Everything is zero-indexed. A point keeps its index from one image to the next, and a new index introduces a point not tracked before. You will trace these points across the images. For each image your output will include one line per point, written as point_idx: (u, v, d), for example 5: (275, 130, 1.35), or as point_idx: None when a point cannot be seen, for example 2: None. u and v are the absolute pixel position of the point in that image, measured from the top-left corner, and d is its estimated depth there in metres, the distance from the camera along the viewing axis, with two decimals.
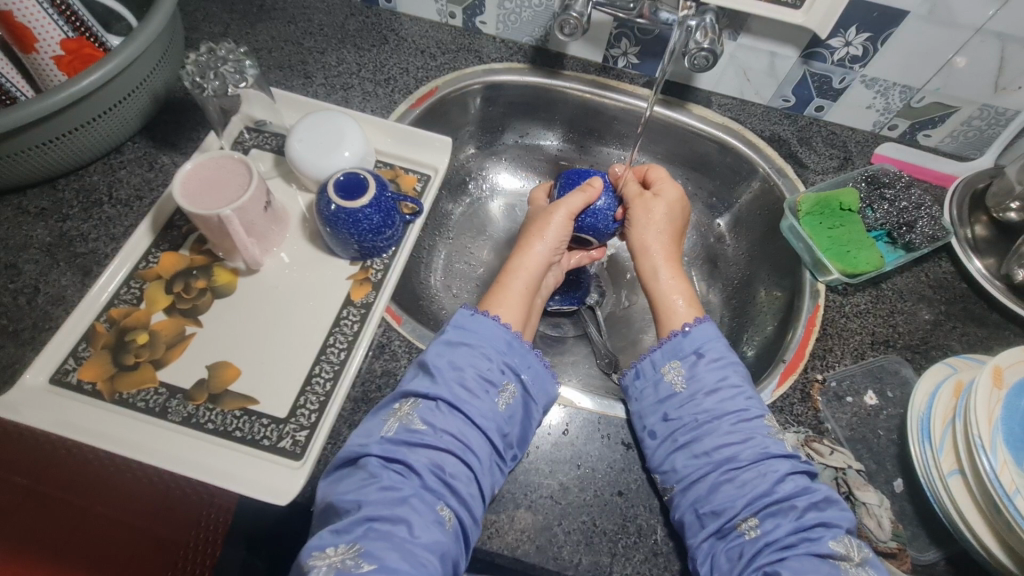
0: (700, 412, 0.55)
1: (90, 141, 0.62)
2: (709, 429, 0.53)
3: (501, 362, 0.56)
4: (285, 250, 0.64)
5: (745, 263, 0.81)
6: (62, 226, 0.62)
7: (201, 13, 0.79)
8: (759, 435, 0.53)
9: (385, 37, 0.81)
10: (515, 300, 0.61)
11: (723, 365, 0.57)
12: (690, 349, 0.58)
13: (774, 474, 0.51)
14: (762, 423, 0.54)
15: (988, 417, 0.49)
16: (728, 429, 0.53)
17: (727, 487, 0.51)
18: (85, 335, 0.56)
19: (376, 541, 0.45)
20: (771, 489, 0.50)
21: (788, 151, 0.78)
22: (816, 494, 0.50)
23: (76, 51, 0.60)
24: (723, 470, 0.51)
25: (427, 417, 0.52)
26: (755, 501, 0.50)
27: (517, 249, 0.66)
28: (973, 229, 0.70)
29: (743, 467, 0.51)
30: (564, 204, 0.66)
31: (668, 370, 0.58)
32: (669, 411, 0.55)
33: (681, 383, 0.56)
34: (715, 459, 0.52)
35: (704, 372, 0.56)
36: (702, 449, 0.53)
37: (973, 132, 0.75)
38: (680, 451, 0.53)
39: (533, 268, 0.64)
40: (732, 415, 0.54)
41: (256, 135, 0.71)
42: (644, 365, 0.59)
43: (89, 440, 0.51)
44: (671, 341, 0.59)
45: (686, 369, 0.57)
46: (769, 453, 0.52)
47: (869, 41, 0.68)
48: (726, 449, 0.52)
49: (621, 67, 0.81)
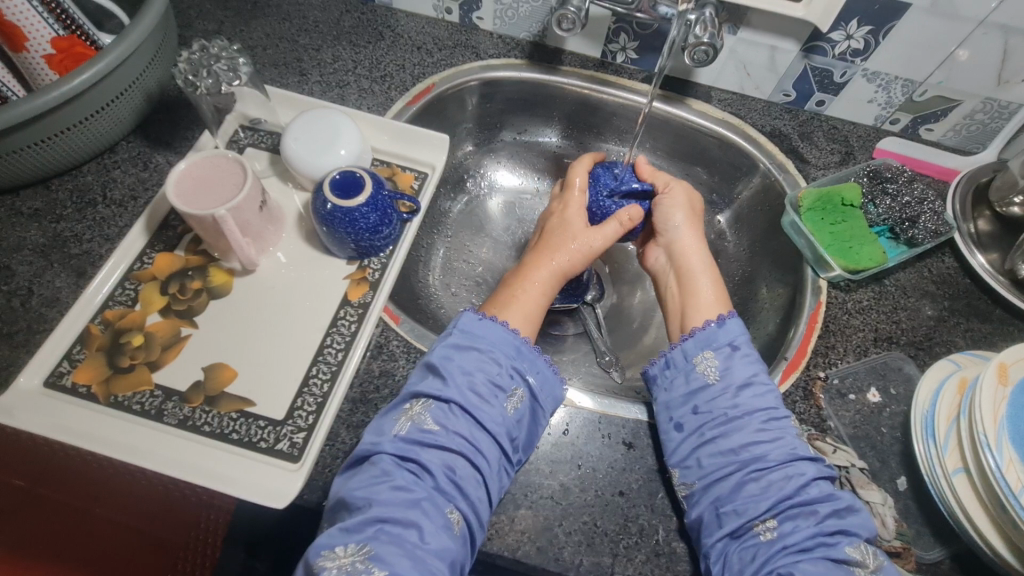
0: (731, 407, 0.54)
1: (84, 140, 0.62)
2: (738, 425, 0.53)
3: (509, 367, 0.55)
4: (281, 249, 0.63)
5: (747, 259, 0.81)
6: (55, 227, 0.61)
7: (195, 11, 0.78)
8: (788, 436, 0.52)
9: (381, 33, 0.80)
10: (527, 310, 0.60)
11: (752, 362, 0.56)
12: (724, 342, 0.57)
13: (800, 477, 0.50)
14: (790, 425, 0.54)
15: (993, 413, 0.48)
16: (758, 427, 0.52)
17: (752, 486, 0.50)
18: (79, 336, 0.55)
19: (387, 545, 0.45)
20: (794, 492, 0.49)
21: (789, 147, 0.77)
22: (839, 501, 0.49)
23: (67, 49, 0.59)
24: (748, 469, 0.51)
25: (439, 418, 0.51)
26: (778, 503, 0.49)
27: (537, 258, 0.65)
28: (976, 223, 0.69)
29: (768, 468, 0.51)
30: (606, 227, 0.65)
31: (701, 362, 0.57)
32: (699, 403, 0.55)
33: (714, 375, 0.56)
34: (740, 457, 0.51)
35: (736, 367, 0.56)
36: (728, 447, 0.52)
37: (976, 126, 0.74)
38: (706, 446, 0.52)
39: (558, 277, 0.64)
40: (762, 413, 0.53)
41: (251, 134, 0.70)
42: (675, 356, 0.58)
43: (85, 444, 0.51)
44: (704, 332, 0.58)
45: (720, 361, 0.56)
46: (796, 455, 0.51)
47: (870, 35, 0.67)
48: (754, 448, 0.52)
49: (620, 63, 0.80)
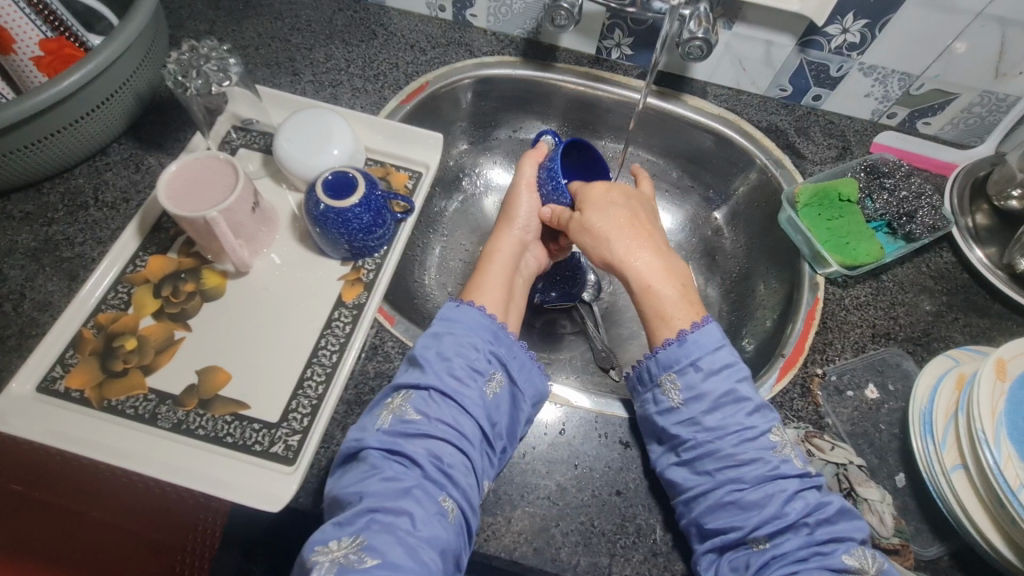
0: (700, 431, 0.51)
1: (75, 143, 0.61)
2: (710, 450, 0.51)
3: (487, 351, 0.54)
4: (275, 250, 0.63)
5: (743, 256, 0.80)
6: (47, 230, 0.61)
7: (187, 11, 0.78)
8: (766, 454, 0.50)
9: (374, 31, 0.79)
10: (491, 282, 0.61)
11: (721, 377, 0.53)
12: (687, 360, 0.53)
13: (782, 494, 0.49)
14: (768, 439, 0.51)
15: (991, 410, 0.48)
16: (732, 450, 0.50)
17: (733, 508, 0.49)
18: (72, 341, 0.55)
19: (380, 534, 0.44)
20: (781, 510, 0.48)
21: (785, 142, 0.76)
22: (829, 508, 0.48)
23: (56, 51, 0.59)
24: (726, 490, 0.50)
25: (420, 407, 0.51)
26: (763, 522, 0.48)
27: (491, 235, 0.67)
28: (974, 218, 0.69)
29: (746, 488, 0.49)
30: (522, 179, 0.66)
31: (665, 384, 0.54)
32: (669, 426, 0.53)
33: (679, 400, 0.53)
34: (717, 479, 0.50)
35: (703, 387, 0.52)
36: (704, 468, 0.51)
37: (974, 119, 0.73)
38: (681, 467, 0.51)
39: (506, 250, 0.64)
40: (734, 435, 0.51)
41: (243, 135, 0.70)
42: (643, 372, 0.56)
43: (79, 449, 0.50)
44: (665, 352, 0.54)
45: (683, 381, 0.53)
46: (778, 472, 0.50)
47: (866, 28, 0.67)
48: (729, 471, 0.50)
49: (615, 59, 0.79)
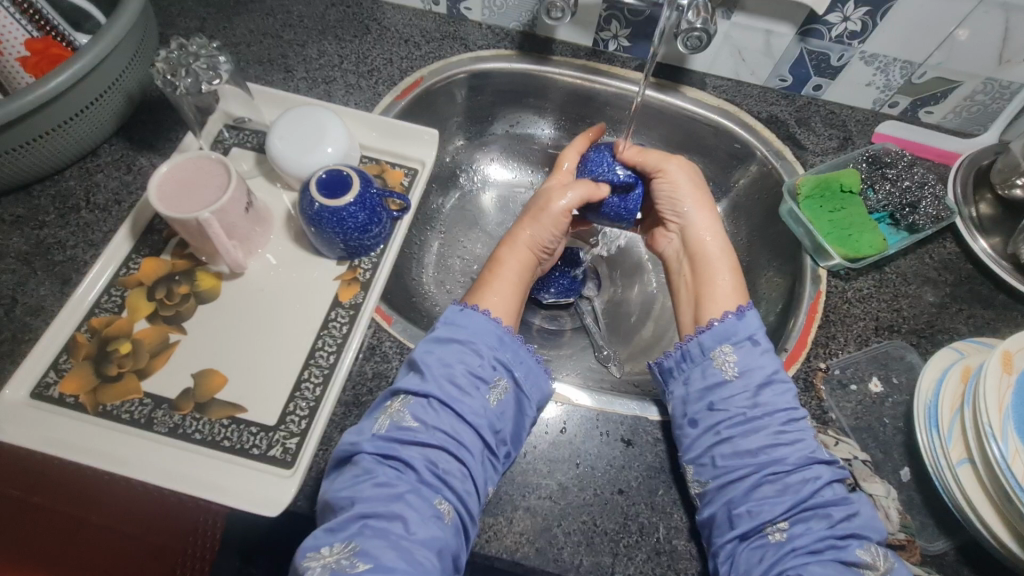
0: (751, 407, 0.51)
1: (65, 144, 0.60)
2: (758, 426, 0.51)
3: (491, 358, 0.53)
4: (271, 251, 0.62)
5: (744, 249, 0.79)
6: (38, 234, 0.60)
7: (176, 8, 0.76)
8: (807, 438, 0.51)
9: (367, 26, 0.78)
10: (505, 287, 0.59)
11: (771, 356, 0.54)
12: (744, 334, 0.54)
13: (816, 481, 0.49)
14: (808, 426, 0.52)
15: (998, 404, 0.47)
16: (778, 429, 0.51)
17: (767, 489, 0.49)
18: (65, 345, 0.54)
19: (372, 539, 0.43)
20: (810, 495, 0.48)
21: (786, 133, 0.75)
22: (851, 505, 0.48)
23: (42, 50, 0.58)
24: (765, 472, 0.49)
25: (418, 415, 0.50)
26: (792, 506, 0.48)
27: (507, 238, 0.64)
28: (978, 207, 0.68)
29: (787, 471, 0.49)
30: (561, 206, 0.62)
31: (717, 356, 0.54)
32: (716, 400, 0.52)
33: (732, 371, 0.53)
34: (758, 460, 0.50)
35: (757, 363, 0.53)
36: (746, 448, 0.50)
37: (977, 107, 0.73)
38: (722, 445, 0.51)
39: (521, 259, 0.62)
40: (783, 414, 0.51)
41: (235, 134, 0.69)
42: (691, 348, 0.55)
43: (73, 455, 0.50)
44: (722, 324, 0.55)
45: (739, 355, 0.53)
46: (814, 458, 0.50)
47: (867, 16, 0.65)
48: (773, 451, 0.50)
49: (612, 51, 0.78)
